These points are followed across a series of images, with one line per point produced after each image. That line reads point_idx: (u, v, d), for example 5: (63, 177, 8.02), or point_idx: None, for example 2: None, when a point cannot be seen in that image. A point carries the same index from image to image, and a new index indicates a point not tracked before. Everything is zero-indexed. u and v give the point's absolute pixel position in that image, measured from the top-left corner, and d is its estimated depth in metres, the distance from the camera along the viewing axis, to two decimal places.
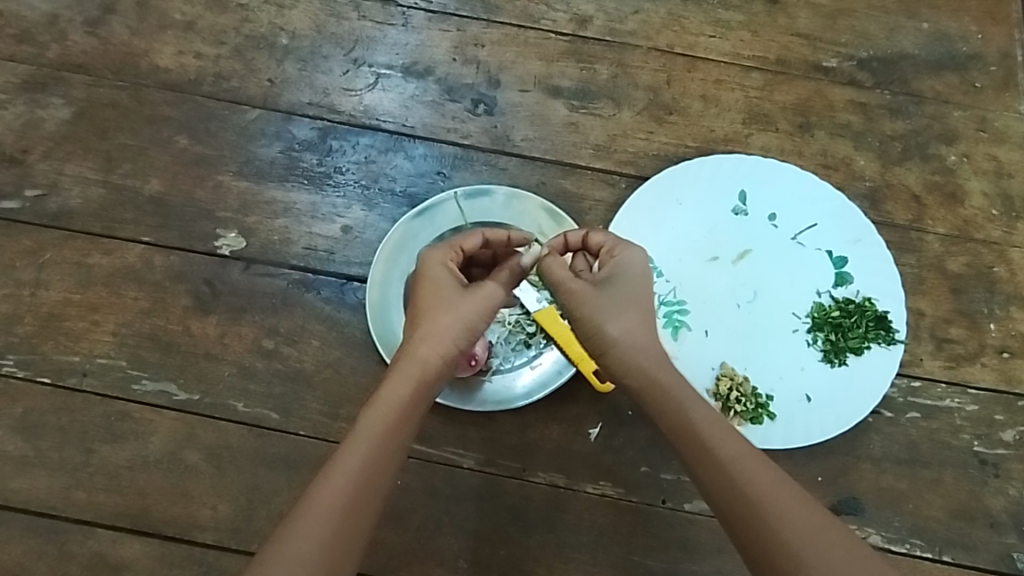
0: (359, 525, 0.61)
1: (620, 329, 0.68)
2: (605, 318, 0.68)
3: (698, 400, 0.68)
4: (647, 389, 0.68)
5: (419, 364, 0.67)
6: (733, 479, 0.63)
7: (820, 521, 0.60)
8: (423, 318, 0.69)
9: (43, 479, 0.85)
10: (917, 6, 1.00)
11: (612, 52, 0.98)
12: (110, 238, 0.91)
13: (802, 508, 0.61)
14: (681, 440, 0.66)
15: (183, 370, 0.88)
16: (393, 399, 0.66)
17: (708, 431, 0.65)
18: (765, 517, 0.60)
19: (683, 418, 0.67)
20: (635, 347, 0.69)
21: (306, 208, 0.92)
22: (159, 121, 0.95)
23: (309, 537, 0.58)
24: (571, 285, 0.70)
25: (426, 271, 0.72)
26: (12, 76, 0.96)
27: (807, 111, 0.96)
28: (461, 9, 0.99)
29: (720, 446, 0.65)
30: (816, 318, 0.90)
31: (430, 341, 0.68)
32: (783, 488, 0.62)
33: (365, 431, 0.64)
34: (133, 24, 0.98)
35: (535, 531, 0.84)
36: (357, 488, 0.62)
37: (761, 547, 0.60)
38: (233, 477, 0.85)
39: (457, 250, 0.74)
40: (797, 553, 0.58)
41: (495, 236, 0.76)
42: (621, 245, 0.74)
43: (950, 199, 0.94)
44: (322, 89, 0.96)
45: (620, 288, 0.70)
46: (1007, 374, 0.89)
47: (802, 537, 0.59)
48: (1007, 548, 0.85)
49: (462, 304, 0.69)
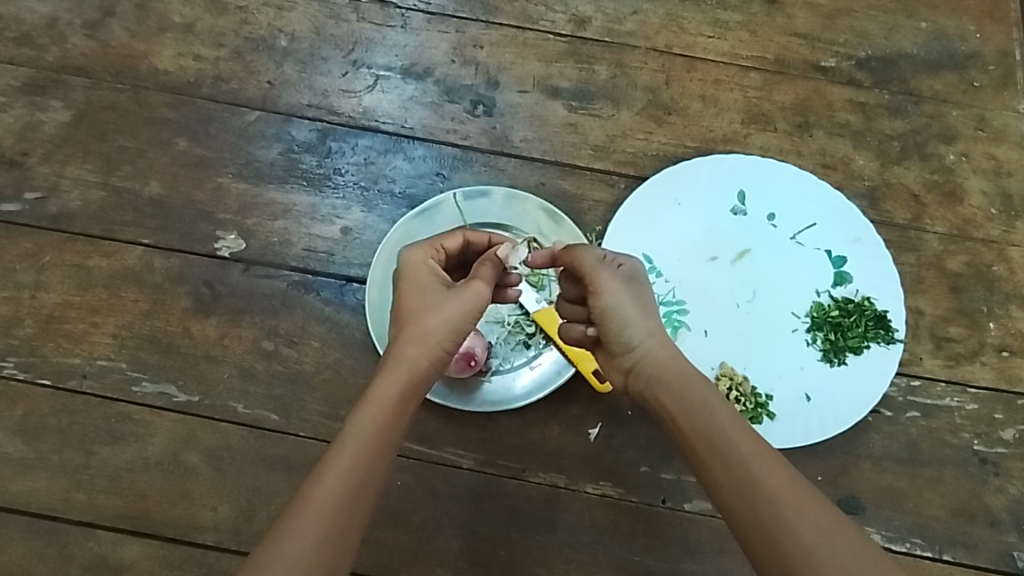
0: (353, 525, 0.60)
1: (651, 326, 0.72)
2: (638, 317, 0.72)
3: (720, 402, 0.68)
4: (673, 384, 0.69)
5: (407, 365, 0.67)
6: (748, 475, 0.62)
7: (835, 521, 0.59)
8: (409, 321, 0.69)
9: (43, 481, 0.85)
10: (916, 5, 1.00)
11: (611, 53, 0.98)
12: (109, 240, 0.91)
13: (816, 505, 0.60)
14: (698, 436, 0.66)
15: (184, 372, 0.88)
16: (385, 398, 0.66)
17: (728, 429, 0.65)
18: (778, 513, 0.59)
19: (703, 414, 0.67)
20: (663, 344, 0.72)
21: (306, 209, 0.92)
22: (159, 123, 0.95)
23: (302, 538, 0.58)
24: (607, 273, 0.74)
25: (407, 273, 0.72)
26: (11, 79, 0.96)
27: (806, 110, 0.96)
28: (460, 10, 0.99)
29: (737, 442, 0.64)
30: (816, 317, 0.90)
31: (417, 343, 0.68)
32: (798, 485, 0.61)
33: (357, 432, 0.64)
34: (132, 27, 0.98)
35: (536, 531, 0.84)
36: (350, 488, 0.61)
37: (771, 540, 0.59)
38: (233, 478, 0.85)
39: (437, 249, 0.74)
40: (806, 546, 0.57)
41: (474, 236, 0.76)
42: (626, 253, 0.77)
43: (949, 198, 0.94)
44: (322, 91, 0.96)
45: (639, 290, 0.74)
46: (1007, 373, 0.89)
47: (814, 533, 0.58)
48: (1008, 546, 0.85)
49: (448, 305, 0.70)
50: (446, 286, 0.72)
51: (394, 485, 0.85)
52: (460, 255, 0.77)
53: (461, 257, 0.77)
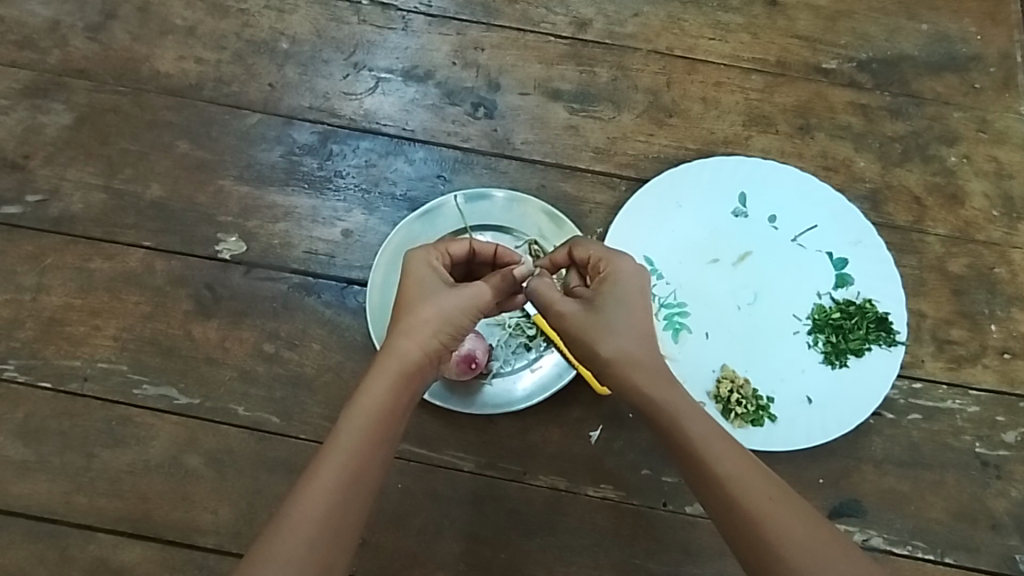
0: (346, 523, 0.60)
1: (617, 345, 0.68)
2: (599, 336, 0.68)
3: (699, 415, 0.67)
4: (648, 405, 0.67)
5: (399, 358, 0.66)
6: (732, 496, 0.62)
7: (821, 538, 0.60)
8: (406, 312, 0.69)
9: (45, 484, 0.85)
10: (917, 7, 1.00)
11: (612, 56, 0.98)
12: (111, 243, 0.92)
13: (801, 524, 0.61)
14: (682, 455, 0.66)
15: (185, 374, 0.88)
16: (378, 394, 0.65)
17: (710, 447, 0.65)
18: (767, 535, 0.60)
19: (682, 433, 0.66)
20: (634, 363, 0.68)
21: (306, 212, 0.92)
22: (160, 126, 0.95)
23: (295, 538, 0.58)
24: (558, 309, 0.71)
25: (410, 270, 0.71)
26: (12, 82, 0.96)
27: (807, 112, 0.96)
28: (461, 12, 0.99)
29: (719, 462, 0.64)
30: (817, 319, 0.90)
31: (412, 336, 0.67)
32: (783, 503, 0.62)
33: (349, 428, 0.63)
34: (134, 30, 0.98)
35: (536, 534, 0.84)
36: (342, 485, 0.61)
37: (759, 562, 0.60)
38: (234, 481, 0.85)
39: (444, 252, 0.73)
40: (796, 568, 0.59)
41: (483, 246, 0.75)
42: (609, 258, 0.72)
43: (951, 200, 0.94)
44: (322, 93, 0.96)
45: (610, 303, 0.70)
46: (1009, 375, 0.89)
47: (801, 554, 0.59)
48: (1010, 550, 0.84)
49: (445, 298, 0.69)
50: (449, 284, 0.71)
51: (394, 487, 0.85)
52: (470, 262, 0.76)
53: (469, 265, 0.77)
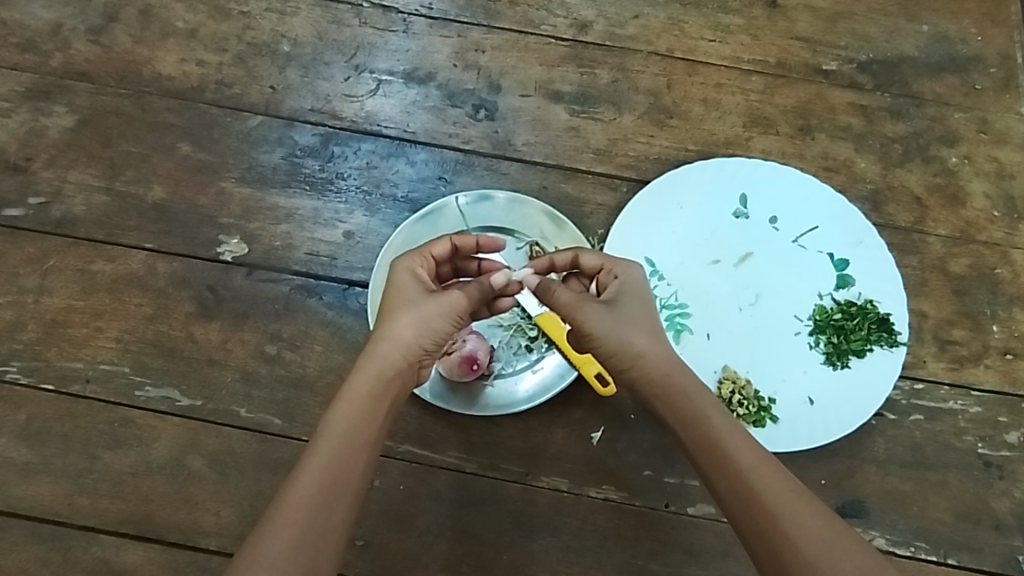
0: (332, 525, 0.60)
1: (645, 343, 0.70)
2: (630, 332, 0.70)
3: (716, 410, 0.68)
4: (670, 400, 0.69)
5: (377, 363, 0.67)
6: (749, 487, 0.63)
7: (834, 530, 0.59)
8: (385, 318, 0.70)
9: (47, 486, 0.85)
10: (916, 9, 1.00)
11: (612, 57, 0.98)
12: (113, 245, 0.92)
13: (816, 516, 0.60)
14: (700, 448, 0.66)
15: (187, 376, 0.88)
16: (356, 398, 0.66)
17: (726, 439, 0.65)
18: (780, 526, 0.60)
19: (700, 427, 0.67)
20: (659, 360, 0.70)
21: (308, 213, 0.93)
22: (162, 128, 0.96)
23: (279, 541, 0.58)
24: (582, 309, 0.71)
25: (394, 278, 0.72)
26: (15, 85, 0.96)
27: (807, 113, 0.96)
28: (461, 15, 0.99)
29: (737, 454, 0.64)
30: (818, 320, 0.90)
31: (390, 341, 0.68)
32: (798, 497, 0.62)
33: (329, 434, 0.63)
34: (135, 33, 0.99)
35: (539, 536, 0.84)
36: (324, 488, 0.61)
37: (772, 551, 0.59)
38: (236, 483, 0.85)
39: (425, 256, 0.74)
40: (807, 559, 0.58)
41: (462, 241, 0.76)
42: (619, 264, 0.75)
43: (951, 200, 0.94)
44: (324, 95, 0.97)
45: (631, 305, 0.72)
46: (1011, 376, 0.89)
47: (815, 545, 0.58)
48: (1013, 550, 0.84)
49: (422, 305, 0.70)
50: (428, 290, 0.72)
51: (397, 488, 0.85)
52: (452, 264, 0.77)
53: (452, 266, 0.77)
